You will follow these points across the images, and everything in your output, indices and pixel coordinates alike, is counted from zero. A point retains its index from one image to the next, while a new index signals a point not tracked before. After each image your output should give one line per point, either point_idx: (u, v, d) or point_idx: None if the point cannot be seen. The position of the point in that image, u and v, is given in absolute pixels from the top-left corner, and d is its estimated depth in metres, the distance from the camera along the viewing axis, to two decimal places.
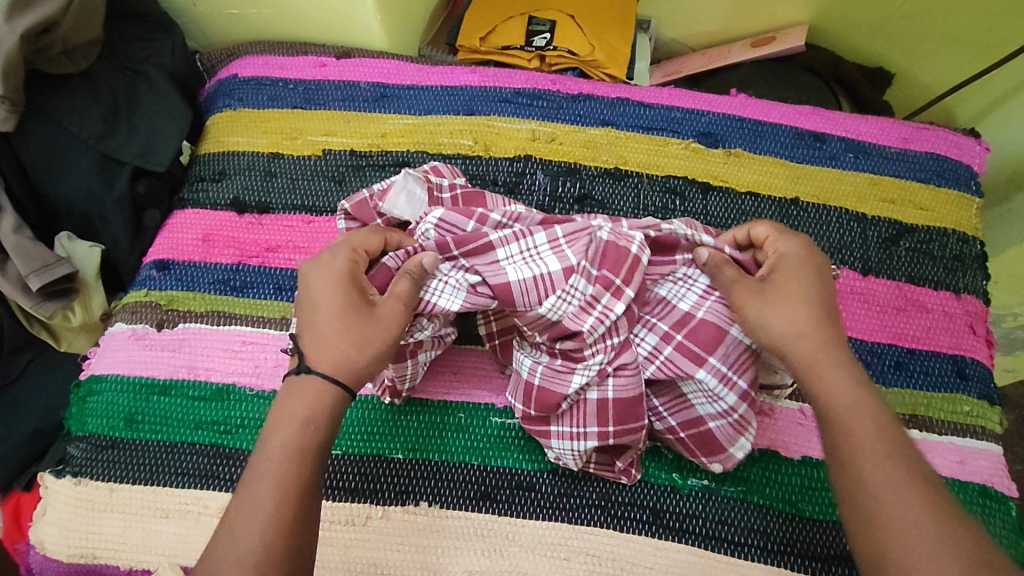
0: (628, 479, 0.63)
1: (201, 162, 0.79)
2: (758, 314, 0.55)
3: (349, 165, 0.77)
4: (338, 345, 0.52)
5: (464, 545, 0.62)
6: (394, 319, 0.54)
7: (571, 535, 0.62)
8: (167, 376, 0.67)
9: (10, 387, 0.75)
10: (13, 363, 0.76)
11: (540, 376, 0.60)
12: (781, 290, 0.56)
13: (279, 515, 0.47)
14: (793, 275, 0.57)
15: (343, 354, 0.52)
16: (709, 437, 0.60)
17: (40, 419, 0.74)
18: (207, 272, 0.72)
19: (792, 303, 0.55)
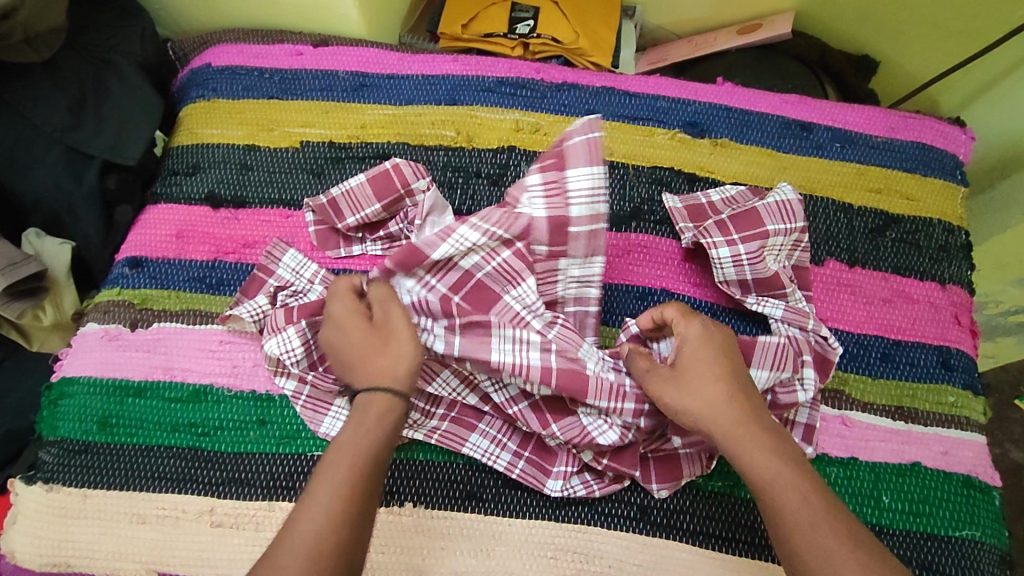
0: (627, 480, 0.62)
1: (174, 155, 0.76)
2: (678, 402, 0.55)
3: (327, 158, 0.75)
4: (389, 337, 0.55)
5: (450, 546, 0.61)
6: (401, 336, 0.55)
7: (558, 533, 0.61)
8: (141, 378, 0.65)
9: None
10: None
11: (518, 470, 0.62)
12: (693, 375, 0.55)
13: (336, 528, 0.45)
14: (697, 357, 0.55)
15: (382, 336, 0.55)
16: (672, 459, 0.62)
17: (9, 421, 0.72)
18: (183, 269, 0.70)
19: (711, 391, 0.54)
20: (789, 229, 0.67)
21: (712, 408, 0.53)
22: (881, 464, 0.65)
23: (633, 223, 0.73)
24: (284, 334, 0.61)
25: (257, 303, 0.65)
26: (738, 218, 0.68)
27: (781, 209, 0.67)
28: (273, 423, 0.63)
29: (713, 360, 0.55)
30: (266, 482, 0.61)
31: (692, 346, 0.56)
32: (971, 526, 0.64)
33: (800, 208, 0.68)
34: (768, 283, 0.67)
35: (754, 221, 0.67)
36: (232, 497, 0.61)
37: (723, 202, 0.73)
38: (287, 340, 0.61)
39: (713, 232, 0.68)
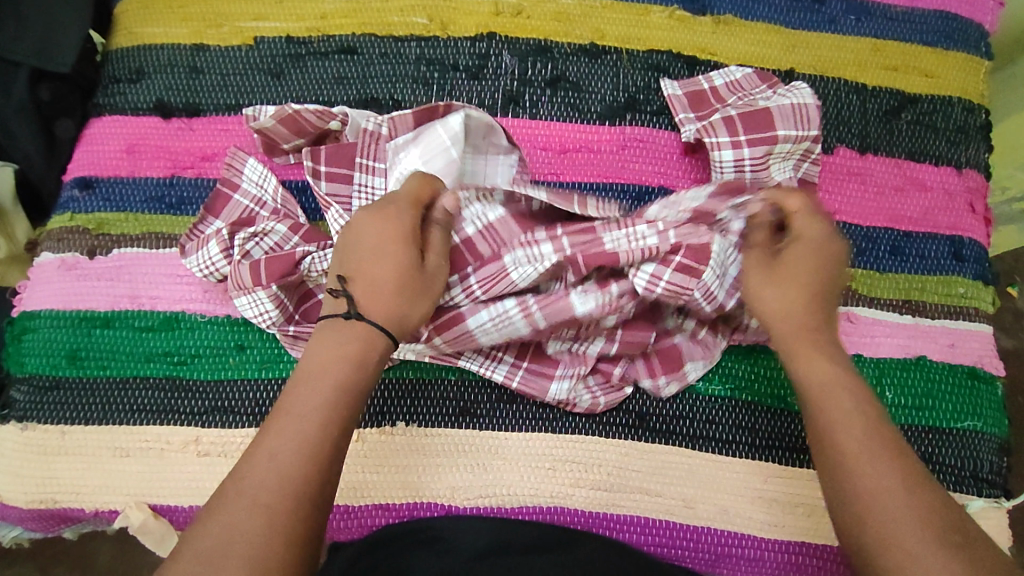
0: (630, 387, 0.60)
1: (112, 59, 0.67)
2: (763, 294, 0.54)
3: (286, 56, 0.67)
4: (386, 297, 0.50)
5: (446, 462, 0.59)
6: (387, 257, 0.51)
7: (554, 445, 0.60)
8: (107, 308, 0.61)
9: None
10: None
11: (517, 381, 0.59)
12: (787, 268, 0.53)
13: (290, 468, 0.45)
14: (800, 250, 0.54)
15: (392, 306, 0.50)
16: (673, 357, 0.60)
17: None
18: (138, 188, 0.64)
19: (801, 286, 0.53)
20: (801, 135, 0.60)
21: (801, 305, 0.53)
22: (885, 359, 0.64)
23: (627, 116, 0.67)
24: (254, 294, 0.57)
25: (208, 255, 0.59)
26: (747, 117, 0.60)
27: (797, 112, 0.60)
28: (252, 348, 0.60)
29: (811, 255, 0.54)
30: (251, 408, 0.59)
31: (812, 250, 0.54)
32: (972, 417, 0.63)
33: (817, 112, 0.60)
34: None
35: (764, 123, 0.60)
36: (216, 425, 0.59)
37: (727, 86, 0.66)
38: (259, 302, 0.57)
39: (719, 130, 0.61)
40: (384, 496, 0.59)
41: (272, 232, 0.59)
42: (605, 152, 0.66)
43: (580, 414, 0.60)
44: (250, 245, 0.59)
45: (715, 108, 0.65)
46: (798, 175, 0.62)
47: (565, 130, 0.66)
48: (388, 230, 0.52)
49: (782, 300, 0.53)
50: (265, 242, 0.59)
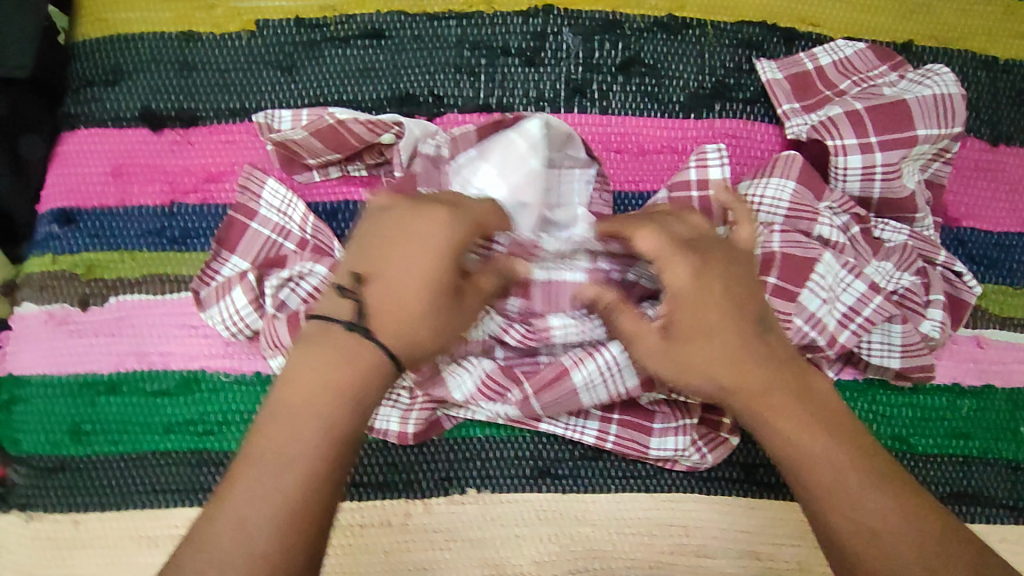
0: (737, 437, 0.51)
1: (80, 55, 0.54)
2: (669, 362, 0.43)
3: (296, 43, 0.54)
4: (407, 326, 0.41)
5: (527, 534, 0.51)
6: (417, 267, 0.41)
7: (649, 507, 0.52)
8: (111, 369, 0.52)
9: None
10: None
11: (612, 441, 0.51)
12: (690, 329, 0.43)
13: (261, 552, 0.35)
14: (696, 299, 0.43)
15: (413, 336, 0.41)
16: None
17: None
18: (132, 221, 0.53)
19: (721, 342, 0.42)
20: (941, 134, 0.50)
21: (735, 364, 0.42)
22: (1020, 389, 0.54)
23: (717, 106, 0.55)
24: None
25: (233, 305, 0.49)
26: (879, 113, 0.50)
27: (939, 107, 0.50)
28: None
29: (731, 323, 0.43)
30: None
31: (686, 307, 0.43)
32: None
33: (961, 103, 0.50)
34: (899, 206, 0.51)
35: (901, 121, 0.49)
36: None
37: (836, 67, 0.54)
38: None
39: (844, 130, 0.50)
40: (458, 575, 0.51)
41: (308, 275, 0.49)
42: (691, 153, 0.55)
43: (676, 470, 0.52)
44: (283, 293, 0.49)
45: (824, 96, 0.53)
46: (924, 175, 0.52)
47: (641, 127, 0.55)
48: (435, 239, 0.42)
49: (741, 377, 0.42)
50: (299, 288, 0.49)
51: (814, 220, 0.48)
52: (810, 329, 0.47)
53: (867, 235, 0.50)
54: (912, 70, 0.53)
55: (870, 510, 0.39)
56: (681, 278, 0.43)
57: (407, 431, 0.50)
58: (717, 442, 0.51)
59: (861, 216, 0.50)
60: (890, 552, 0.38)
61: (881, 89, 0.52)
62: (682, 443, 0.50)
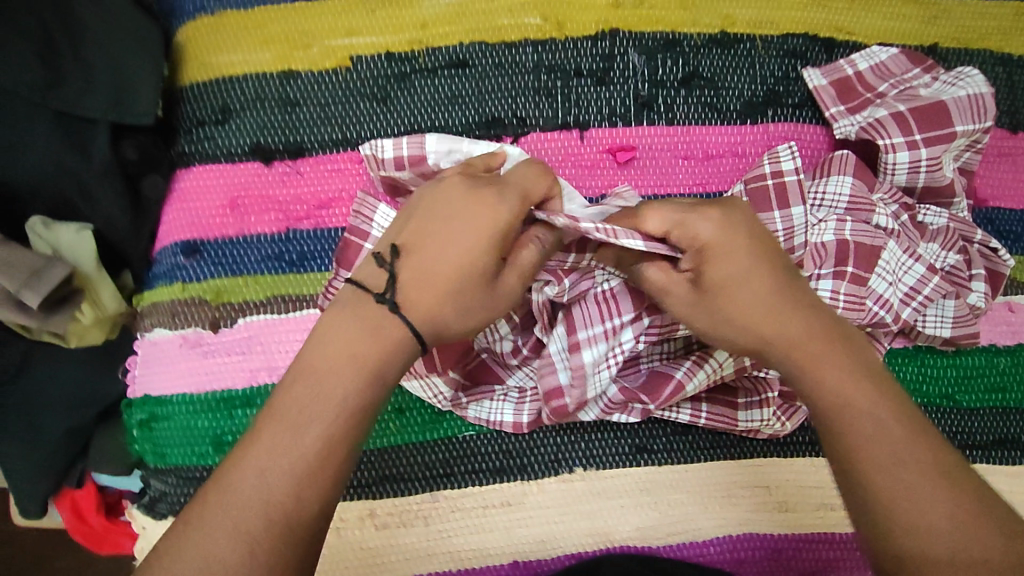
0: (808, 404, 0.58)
1: (188, 97, 0.59)
2: (706, 318, 0.49)
3: (389, 76, 0.59)
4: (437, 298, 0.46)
5: (630, 502, 0.58)
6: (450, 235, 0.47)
7: (733, 471, 0.59)
8: (244, 385, 0.56)
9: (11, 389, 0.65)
10: None
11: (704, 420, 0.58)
12: (728, 286, 0.48)
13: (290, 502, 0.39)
14: (732, 252, 0.48)
15: (438, 311, 0.46)
16: None
17: (67, 419, 0.68)
18: (251, 248, 0.58)
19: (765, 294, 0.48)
20: (975, 129, 0.56)
21: (781, 315, 0.48)
22: None
23: (769, 112, 0.62)
24: (428, 379, 0.55)
25: None
26: (921, 113, 0.56)
27: (973, 105, 0.56)
28: (412, 410, 0.57)
29: (766, 273, 0.49)
30: (422, 475, 0.57)
31: (722, 262, 0.48)
32: None
33: (993, 102, 0.57)
34: (940, 193, 0.58)
35: (939, 119, 0.56)
36: (389, 495, 0.57)
37: (872, 71, 0.61)
38: (434, 386, 0.55)
39: (891, 130, 0.57)
40: (572, 544, 0.57)
41: None
42: (750, 156, 0.62)
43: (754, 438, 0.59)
44: None
45: (867, 98, 0.60)
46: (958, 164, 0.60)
47: (703, 135, 0.61)
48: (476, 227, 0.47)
49: (782, 327, 0.48)
50: None
51: (871, 212, 0.56)
52: (879, 309, 0.55)
53: (914, 220, 0.58)
54: (945, 72, 0.59)
55: (915, 486, 0.41)
56: (709, 230, 0.48)
57: (522, 421, 0.56)
58: (790, 410, 0.58)
59: (908, 204, 0.58)
60: (912, 484, 0.41)
61: (917, 91, 0.59)
62: (762, 414, 0.57)
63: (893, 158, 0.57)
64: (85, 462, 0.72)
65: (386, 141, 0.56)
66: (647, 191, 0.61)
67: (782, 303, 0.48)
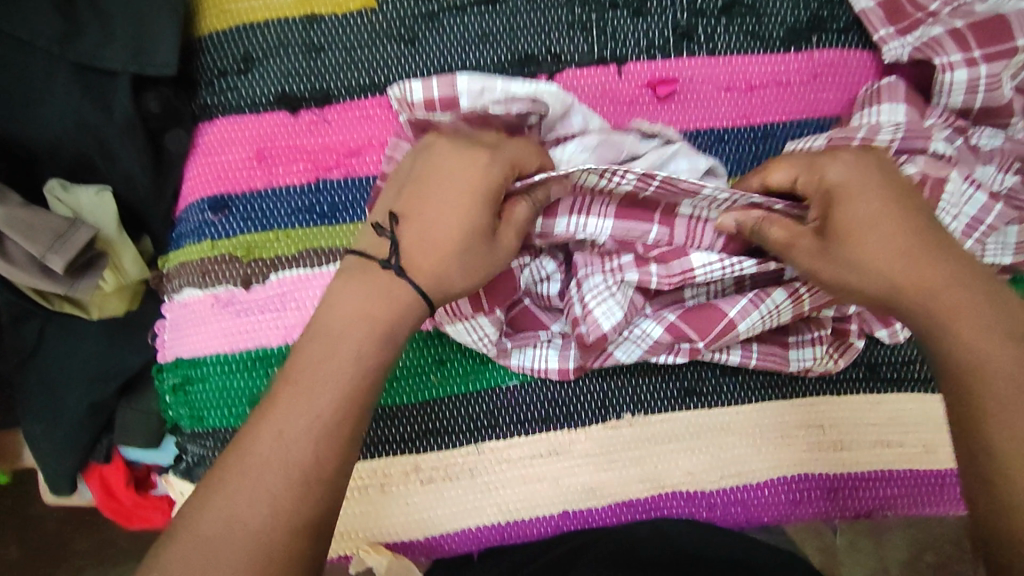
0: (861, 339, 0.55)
1: (207, 46, 0.56)
2: (829, 273, 0.47)
3: (416, 16, 0.57)
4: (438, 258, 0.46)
5: (679, 447, 0.56)
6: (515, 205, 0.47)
7: (786, 411, 0.57)
8: (280, 343, 0.55)
9: (30, 360, 0.66)
10: (25, 332, 0.65)
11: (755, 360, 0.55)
12: (859, 227, 0.46)
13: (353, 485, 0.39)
14: (867, 193, 0.47)
15: (444, 270, 0.46)
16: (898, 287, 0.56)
17: (88, 393, 0.66)
18: (281, 200, 0.55)
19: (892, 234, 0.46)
20: None
21: (896, 262, 0.46)
22: None
23: (814, 38, 0.59)
24: (472, 321, 0.51)
25: None
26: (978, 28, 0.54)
27: None
28: (453, 361, 0.55)
29: (895, 212, 0.47)
30: (467, 425, 0.55)
31: (857, 203, 0.47)
32: None
33: None
34: (997, 113, 0.56)
35: (1001, 35, 0.53)
36: (433, 449, 0.54)
37: None
38: (479, 328, 0.52)
39: (948, 48, 0.55)
40: (623, 492, 0.56)
41: None
42: (796, 85, 0.59)
43: (806, 377, 0.57)
44: None
45: None
46: None
47: (746, 64, 0.59)
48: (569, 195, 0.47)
49: (893, 273, 0.46)
50: None
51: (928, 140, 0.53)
52: None
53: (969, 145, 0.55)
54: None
55: None
56: (839, 171, 0.48)
57: (569, 366, 0.53)
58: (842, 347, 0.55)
59: (963, 127, 0.55)
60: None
61: None
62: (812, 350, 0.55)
63: (949, 79, 0.55)
64: (110, 437, 0.70)
65: (417, 83, 0.53)
66: (690, 126, 0.58)
67: (898, 244, 0.46)
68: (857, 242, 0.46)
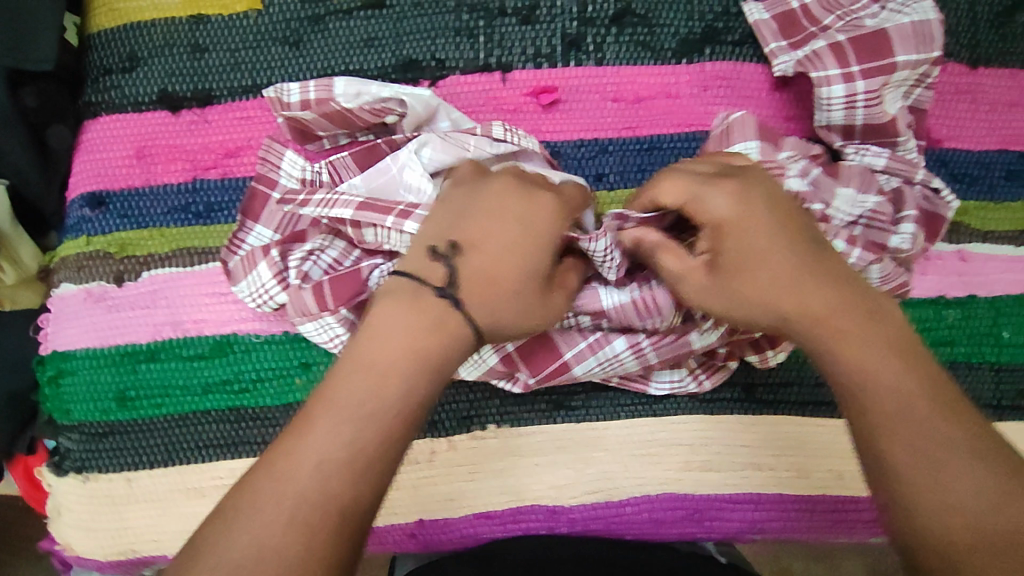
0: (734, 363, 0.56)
1: (96, 45, 0.57)
2: (721, 305, 0.46)
3: (302, 19, 0.57)
4: (453, 288, 0.43)
5: (546, 460, 0.55)
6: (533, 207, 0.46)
7: (658, 429, 0.57)
8: (149, 339, 0.54)
9: None
10: None
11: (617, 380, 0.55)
12: (745, 264, 0.45)
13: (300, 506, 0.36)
14: (736, 232, 0.46)
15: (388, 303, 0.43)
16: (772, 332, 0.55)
17: None
18: (158, 197, 0.55)
19: (789, 270, 0.45)
20: (920, 59, 0.53)
21: (784, 300, 0.45)
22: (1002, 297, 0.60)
23: (706, 50, 0.59)
24: (322, 320, 0.48)
25: (260, 280, 0.49)
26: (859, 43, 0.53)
27: (915, 33, 0.53)
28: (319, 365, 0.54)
29: (784, 245, 0.45)
30: None
31: (740, 235, 0.46)
32: None
33: (938, 30, 0.53)
34: (881, 131, 0.54)
35: (880, 50, 0.53)
36: None
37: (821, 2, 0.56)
38: (329, 327, 0.48)
39: (827, 62, 0.54)
40: (486, 504, 0.55)
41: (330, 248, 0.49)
42: (684, 97, 0.58)
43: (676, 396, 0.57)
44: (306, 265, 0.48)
45: (811, 32, 0.56)
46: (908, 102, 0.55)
47: (635, 75, 0.58)
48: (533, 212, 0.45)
49: (801, 304, 0.44)
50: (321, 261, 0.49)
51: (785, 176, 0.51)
52: None
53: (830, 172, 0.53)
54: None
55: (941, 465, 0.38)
56: (722, 204, 0.46)
57: None
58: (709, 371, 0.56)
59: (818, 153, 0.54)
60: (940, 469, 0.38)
61: (862, 20, 0.55)
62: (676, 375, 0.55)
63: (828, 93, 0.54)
64: None
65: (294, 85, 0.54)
66: (575, 136, 0.57)
67: (782, 281, 0.45)
68: (745, 277, 0.45)
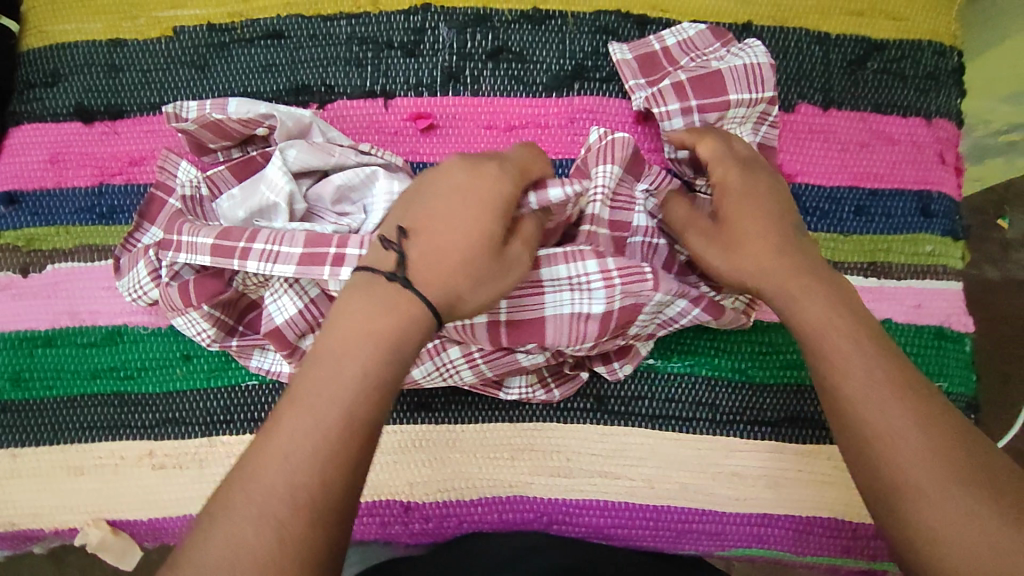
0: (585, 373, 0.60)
1: (24, 62, 0.64)
2: (726, 263, 0.52)
3: (208, 46, 0.63)
4: (443, 268, 0.44)
5: (403, 458, 0.61)
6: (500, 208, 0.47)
7: (511, 433, 0.61)
8: (47, 326, 0.60)
9: None
10: None
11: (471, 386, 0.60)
12: (734, 224, 0.52)
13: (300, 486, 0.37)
14: (742, 201, 0.53)
15: (458, 284, 0.44)
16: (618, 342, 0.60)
17: None
18: (67, 199, 0.62)
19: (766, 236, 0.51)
20: (754, 98, 0.59)
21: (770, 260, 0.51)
22: None
23: (576, 85, 0.64)
24: (189, 315, 0.54)
25: (137, 278, 0.56)
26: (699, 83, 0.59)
27: (749, 75, 0.58)
28: (198, 357, 0.59)
29: (779, 215, 0.53)
30: (201, 418, 0.59)
31: (733, 197, 0.53)
32: (938, 378, 0.64)
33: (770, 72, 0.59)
34: None
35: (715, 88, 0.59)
36: (169, 437, 0.59)
37: (679, 45, 0.63)
38: (196, 323, 0.54)
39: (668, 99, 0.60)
40: None
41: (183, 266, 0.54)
42: (554, 127, 0.63)
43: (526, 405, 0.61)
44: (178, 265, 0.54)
45: (668, 72, 0.62)
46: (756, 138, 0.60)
47: (508, 106, 0.63)
48: (485, 188, 0.47)
49: (783, 262, 0.50)
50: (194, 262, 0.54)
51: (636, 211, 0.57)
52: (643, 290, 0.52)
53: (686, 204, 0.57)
54: (738, 44, 0.61)
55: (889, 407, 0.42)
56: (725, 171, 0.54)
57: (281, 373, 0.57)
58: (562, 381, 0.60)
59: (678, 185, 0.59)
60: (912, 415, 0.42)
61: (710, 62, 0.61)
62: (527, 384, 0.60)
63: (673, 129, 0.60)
64: None
65: (193, 104, 0.59)
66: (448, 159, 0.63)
67: (768, 241, 0.51)
68: (738, 230, 0.52)
